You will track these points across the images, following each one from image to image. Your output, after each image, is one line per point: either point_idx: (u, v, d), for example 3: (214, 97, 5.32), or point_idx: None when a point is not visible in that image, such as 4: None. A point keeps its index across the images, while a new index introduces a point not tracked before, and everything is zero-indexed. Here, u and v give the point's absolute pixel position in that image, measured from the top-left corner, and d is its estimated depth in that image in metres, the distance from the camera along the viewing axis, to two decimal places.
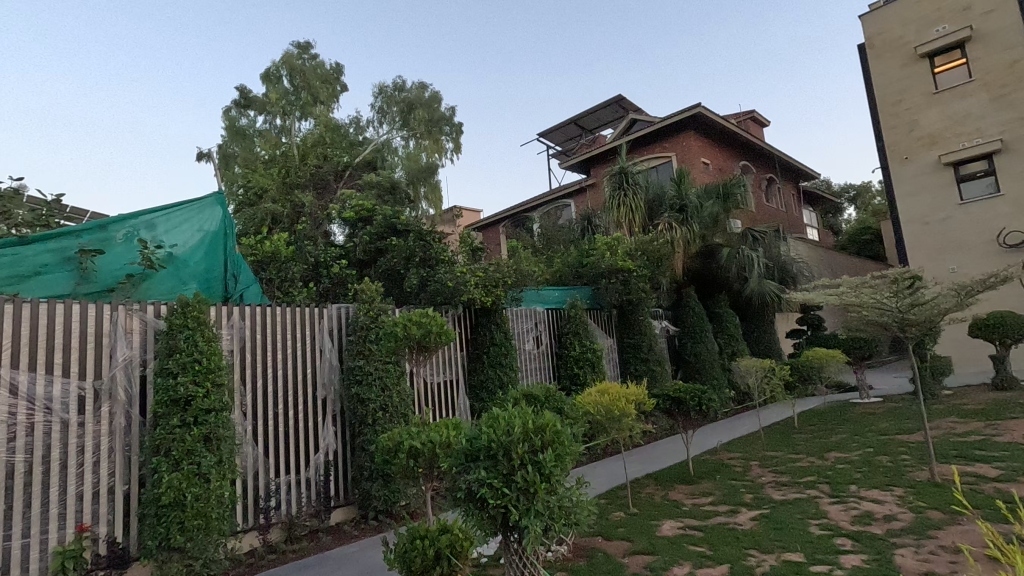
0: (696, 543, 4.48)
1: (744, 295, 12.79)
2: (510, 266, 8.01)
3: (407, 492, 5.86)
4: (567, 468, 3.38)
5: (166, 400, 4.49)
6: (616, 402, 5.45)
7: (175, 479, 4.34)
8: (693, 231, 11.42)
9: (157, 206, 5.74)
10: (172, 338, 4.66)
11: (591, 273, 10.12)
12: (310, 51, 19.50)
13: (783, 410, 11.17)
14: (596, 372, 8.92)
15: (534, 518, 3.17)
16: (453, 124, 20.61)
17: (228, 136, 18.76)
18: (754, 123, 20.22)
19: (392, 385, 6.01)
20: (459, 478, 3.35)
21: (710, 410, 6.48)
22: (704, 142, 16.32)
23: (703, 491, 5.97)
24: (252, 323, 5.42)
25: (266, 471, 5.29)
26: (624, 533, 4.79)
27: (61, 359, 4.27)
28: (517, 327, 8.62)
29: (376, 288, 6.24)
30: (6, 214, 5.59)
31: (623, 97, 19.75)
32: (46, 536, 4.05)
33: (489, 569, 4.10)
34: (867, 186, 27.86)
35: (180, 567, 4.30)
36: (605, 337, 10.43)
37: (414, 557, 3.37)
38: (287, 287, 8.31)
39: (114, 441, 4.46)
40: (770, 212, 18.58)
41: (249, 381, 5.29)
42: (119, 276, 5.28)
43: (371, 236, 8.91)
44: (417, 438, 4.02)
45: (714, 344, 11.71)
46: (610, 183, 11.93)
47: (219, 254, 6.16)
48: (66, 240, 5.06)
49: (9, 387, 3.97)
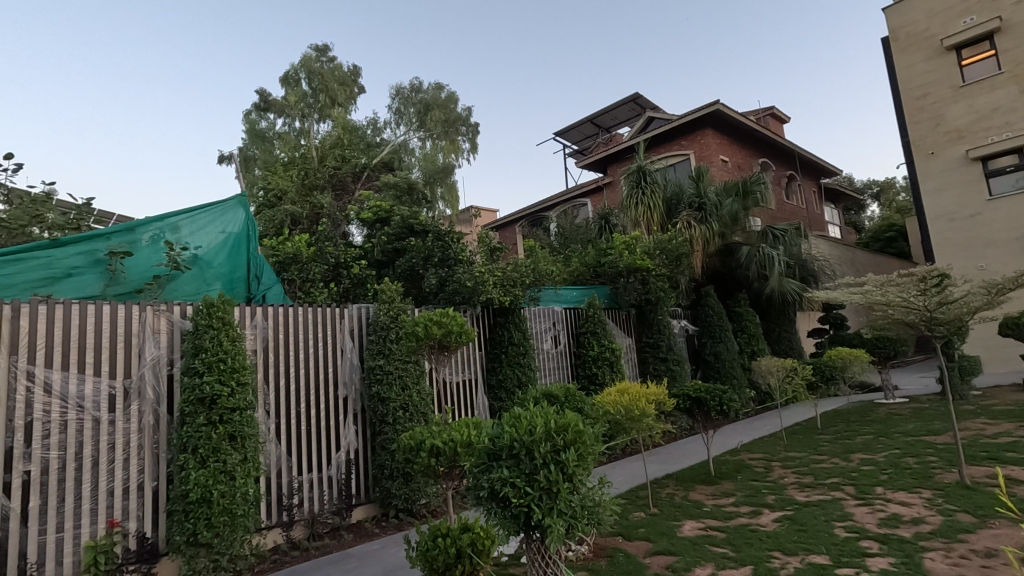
0: (718, 544, 4.44)
1: (764, 294, 12.63)
2: (528, 265, 8.03)
3: (427, 490, 5.92)
4: (589, 468, 3.38)
5: (192, 399, 4.58)
6: (636, 402, 5.42)
7: (202, 476, 4.42)
8: (711, 229, 11.34)
9: (182, 209, 5.86)
10: (198, 338, 4.74)
11: (609, 272, 10.08)
12: (328, 53, 19.72)
13: (805, 410, 11.01)
14: (614, 371, 8.88)
15: (557, 518, 3.16)
16: (470, 125, 20.68)
17: (249, 139, 19.08)
18: (774, 119, 19.95)
19: (412, 384, 6.07)
20: (482, 477, 3.36)
21: (731, 411, 6.42)
22: (722, 139, 16.15)
23: (724, 492, 5.92)
24: (275, 322, 5.50)
25: (289, 469, 5.37)
26: (645, 533, 4.77)
27: (92, 359, 4.39)
28: (536, 327, 8.61)
29: (396, 288, 6.30)
30: (39, 218, 5.74)
31: (640, 95, 19.64)
32: (78, 531, 4.16)
33: (510, 568, 4.12)
34: (891, 182, 27.33)
35: (208, 562, 4.39)
36: (623, 337, 10.38)
37: (437, 555, 3.41)
38: (309, 287, 8.43)
39: (143, 439, 4.57)
40: (791, 210, 18.31)
41: (272, 381, 5.38)
42: (147, 276, 5.41)
43: (388, 237, 9.25)
44: (438, 438, 4.06)
45: (734, 343, 11.58)
46: (628, 182, 11.86)
47: (242, 255, 6.28)
48: (96, 242, 5.19)
49: (43, 386, 4.09)
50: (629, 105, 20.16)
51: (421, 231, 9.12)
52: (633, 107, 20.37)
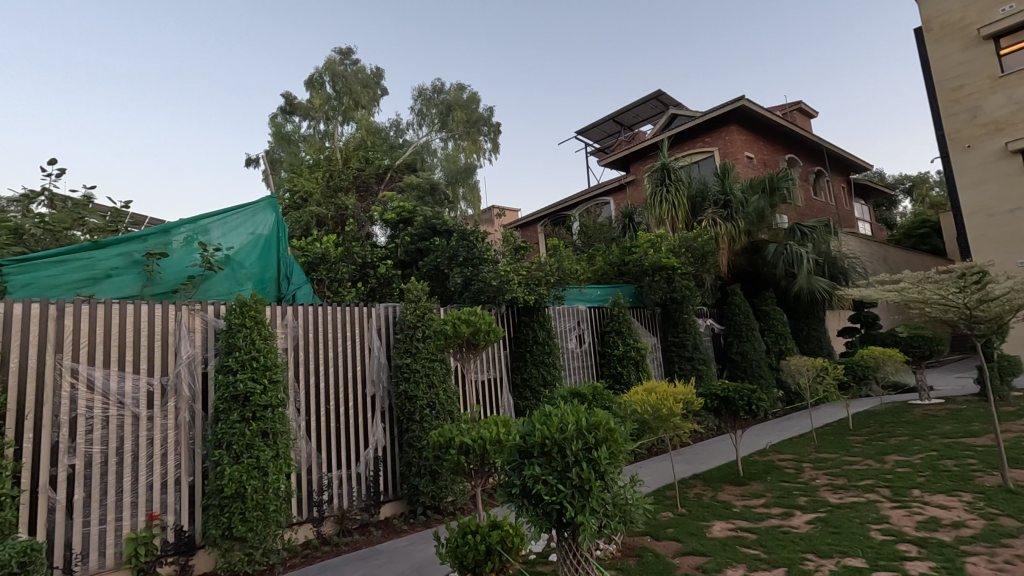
0: (749, 545, 4.39)
1: (792, 292, 12.40)
2: (552, 263, 8.03)
3: (454, 488, 5.96)
4: (621, 465, 3.38)
5: (226, 396, 4.69)
6: (664, 401, 5.38)
7: (236, 471, 4.54)
8: (737, 227, 11.17)
9: (215, 210, 5.99)
10: (232, 336, 4.86)
11: (634, 271, 10.00)
12: (352, 56, 20.00)
13: (837, 410, 10.80)
14: (639, 371, 8.83)
15: (590, 515, 3.16)
16: (491, 125, 20.70)
17: (275, 142, 19.43)
18: (801, 114, 19.58)
19: (439, 382, 6.12)
20: (514, 474, 3.37)
21: (760, 410, 6.32)
22: (748, 135, 15.90)
23: (753, 493, 5.83)
24: (305, 321, 5.60)
25: (319, 466, 5.46)
26: (673, 533, 4.73)
27: (132, 356, 4.52)
28: (560, 326, 8.58)
29: (422, 287, 6.36)
30: (81, 221, 6.03)
31: (662, 92, 19.43)
32: (120, 523, 4.29)
33: (538, 566, 4.13)
34: (924, 177, 26.55)
35: (242, 556, 4.50)
36: (648, 336, 10.31)
37: (466, 552, 3.44)
38: (337, 286, 8.57)
39: (180, 434, 4.70)
40: (818, 207, 17.94)
41: (302, 379, 5.48)
42: (182, 277, 5.56)
43: (411, 237, 9.39)
44: (468, 435, 4.09)
45: (761, 342, 11.41)
46: (651, 179, 11.74)
47: (272, 256, 6.42)
48: (134, 244, 5.34)
49: (86, 382, 4.23)
50: (652, 102, 19.97)
51: (445, 231, 9.22)
52: (656, 104, 20.17)
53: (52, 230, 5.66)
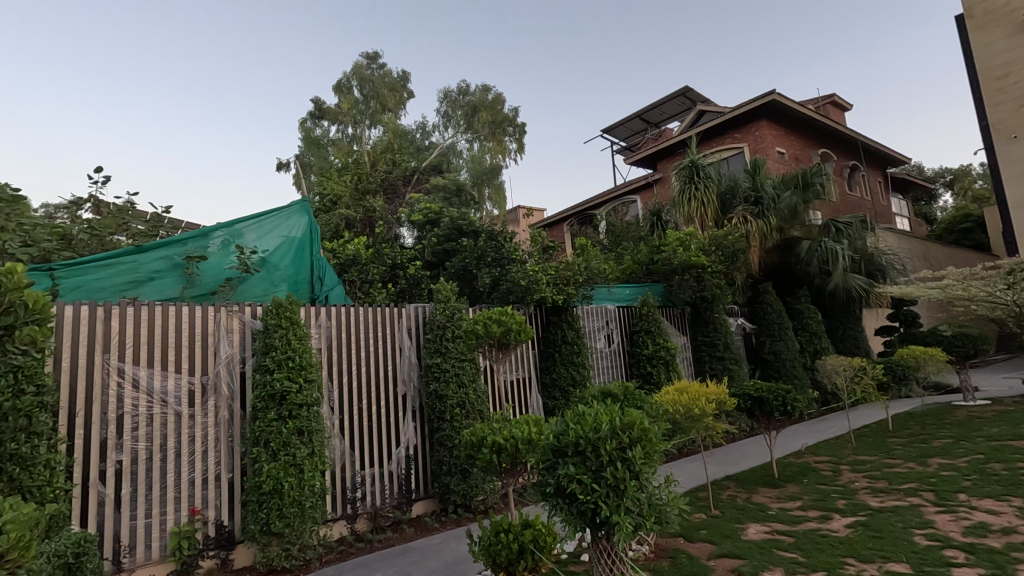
0: (787, 549, 4.30)
1: (827, 290, 12.09)
2: (580, 263, 7.99)
3: (485, 487, 6.00)
4: (656, 465, 3.36)
5: (264, 395, 4.82)
6: (697, 401, 5.31)
7: (274, 468, 4.66)
8: (769, 224, 10.95)
9: (250, 214, 6.15)
10: (269, 336, 4.99)
11: (663, 270, 9.87)
12: (378, 60, 20.26)
13: (876, 410, 10.53)
14: (670, 371, 8.74)
15: (625, 515, 3.15)
16: (517, 125, 20.63)
17: (304, 146, 19.79)
18: (834, 107, 19.06)
19: (469, 382, 6.16)
20: (548, 473, 3.37)
21: (796, 411, 6.18)
22: (779, 130, 15.55)
23: (790, 495, 5.71)
24: (338, 321, 5.72)
25: (352, 464, 5.56)
26: (707, 535, 4.66)
27: (173, 356, 4.68)
28: (589, 325, 8.54)
29: (451, 287, 6.41)
30: (126, 226, 6.28)
31: (690, 88, 19.14)
32: (164, 517, 4.44)
33: (571, 566, 4.12)
34: (966, 169, 25.55)
35: (280, 551, 4.61)
36: (678, 335, 10.20)
37: (499, 550, 3.45)
38: (368, 287, 8.69)
39: (220, 432, 4.84)
40: (854, 202, 17.45)
41: (335, 379, 5.59)
42: (220, 280, 5.73)
43: (438, 238, 9.49)
44: (500, 434, 4.10)
45: (794, 342, 11.16)
46: (680, 177, 11.56)
47: (305, 259, 6.58)
48: (175, 248, 5.51)
49: (131, 381, 4.39)
50: (680, 99, 19.68)
51: (472, 232, 9.27)
52: (683, 100, 19.89)
53: (98, 235, 5.90)
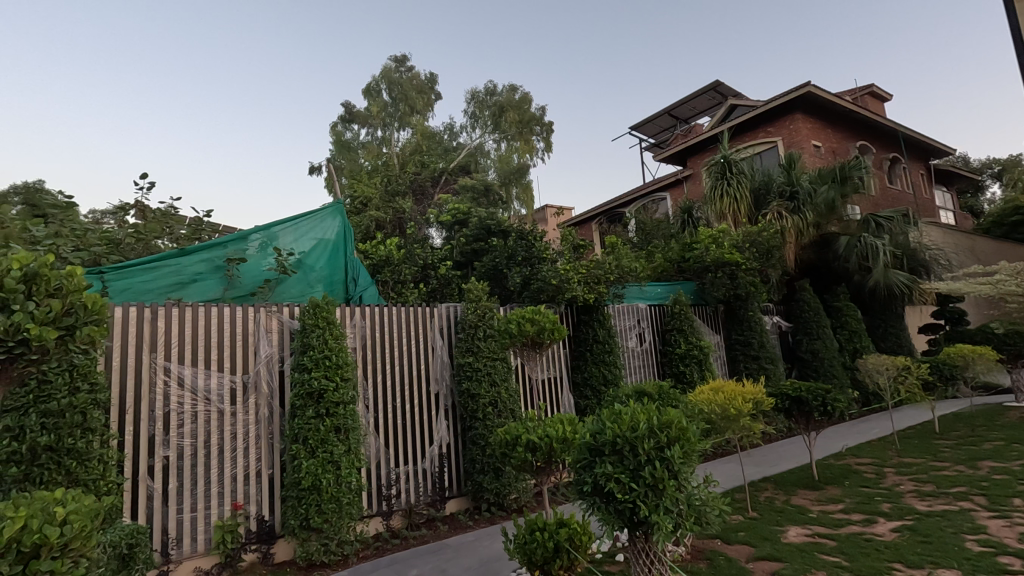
0: (829, 552, 4.18)
1: (867, 287, 11.73)
2: (611, 261, 7.93)
3: (518, 486, 6.02)
4: (694, 465, 3.33)
5: (302, 393, 4.94)
6: (733, 401, 5.23)
7: (313, 464, 4.78)
8: (805, 219, 10.66)
9: (286, 217, 6.31)
10: (306, 336, 5.11)
11: (695, 267, 9.73)
12: (406, 63, 20.46)
13: (921, 410, 10.19)
14: (703, 370, 8.62)
15: (664, 515, 3.11)
16: (544, 124, 20.55)
17: (335, 149, 20.15)
18: (873, 98, 18.45)
19: (500, 381, 6.20)
20: (584, 472, 3.37)
21: (837, 411, 6.01)
22: (814, 123, 15.13)
23: (831, 498, 5.56)
24: (372, 321, 5.82)
25: (387, 461, 5.65)
26: (745, 537, 4.57)
27: (216, 355, 4.84)
28: (620, 324, 8.48)
29: (482, 287, 6.44)
30: (171, 230, 6.52)
31: (721, 82, 18.78)
32: (208, 512, 4.59)
33: (606, 565, 4.11)
34: (1016, 160, 24.38)
35: (319, 546, 4.72)
36: (711, 334, 10.04)
37: (535, 548, 3.46)
38: (400, 287, 8.81)
39: (260, 429, 4.98)
40: (894, 196, 16.88)
41: (370, 377, 5.70)
42: (260, 281, 5.91)
43: (467, 238, 9.56)
44: (534, 433, 4.11)
45: (833, 340, 10.86)
46: (712, 173, 11.35)
47: (340, 260, 6.71)
48: (216, 250, 5.69)
49: (177, 379, 4.56)
50: (710, 93, 19.33)
51: (501, 232, 9.26)
52: (714, 95, 19.51)
53: (144, 239, 6.13)
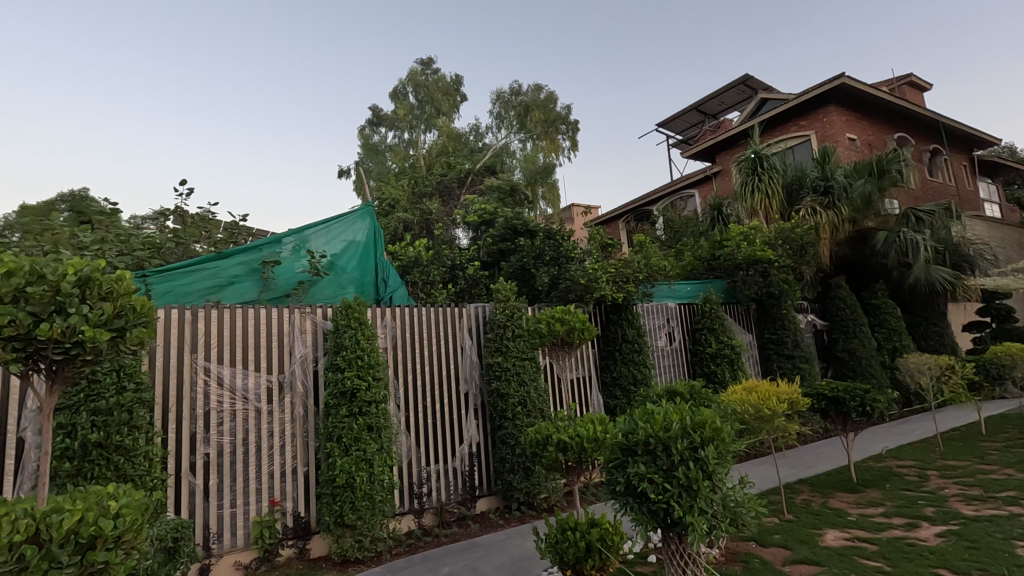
0: (869, 557, 4.07)
1: (907, 283, 11.35)
2: (639, 260, 7.84)
3: (548, 485, 6.05)
4: (729, 465, 3.28)
5: (336, 393, 5.05)
6: (767, 401, 5.13)
7: (347, 462, 4.88)
8: (840, 214, 10.38)
9: (318, 221, 6.45)
10: (339, 336, 5.22)
11: (725, 265, 9.58)
12: (432, 66, 20.64)
13: (966, 411, 9.82)
14: (735, 370, 8.48)
15: (698, 516, 3.08)
16: (570, 123, 20.47)
17: (363, 153, 20.52)
18: (911, 88, 17.82)
19: (530, 381, 6.22)
20: (616, 471, 3.36)
21: (876, 411, 5.83)
22: (849, 115, 14.69)
23: (871, 501, 5.41)
24: (402, 321, 5.91)
25: (418, 460, 5.73)
26: (780, 540, 4.48)
27: (253, 355, 4.98)
28: (649, 324, 8.40)
29: (511, 287, 6.45)
30: (209, 234, 6.74)
31: (750, 76, 18.40)
32: (247, 508, 4.72)
33: (638, 566, 4.08)
34: None
35: (353, 542, 4.82)
36: (743, 333, 9.89)
37: (566, 548, 3.47)
38: (429, 288, 8.92)
39: (296, 428, 5.10)
40: (935, 188, 16.28)
41: (400, 376, 5.79)
42: (294, 283, 6.06)
43: (493, 238, 9.52)
44: (565, 432, 4.11)
45: (871, 339, 10.55)
46: (742, 169, 11.13)
47: (370, 262, 6.83)
48: (252, 253, 5.85)
49: (216, 379, 4.71)
50: (740, 87, 18.96)
51: (527, 232, 9.20)
52: (744, 89, 19.13)
53: (183, 244, 6.35)
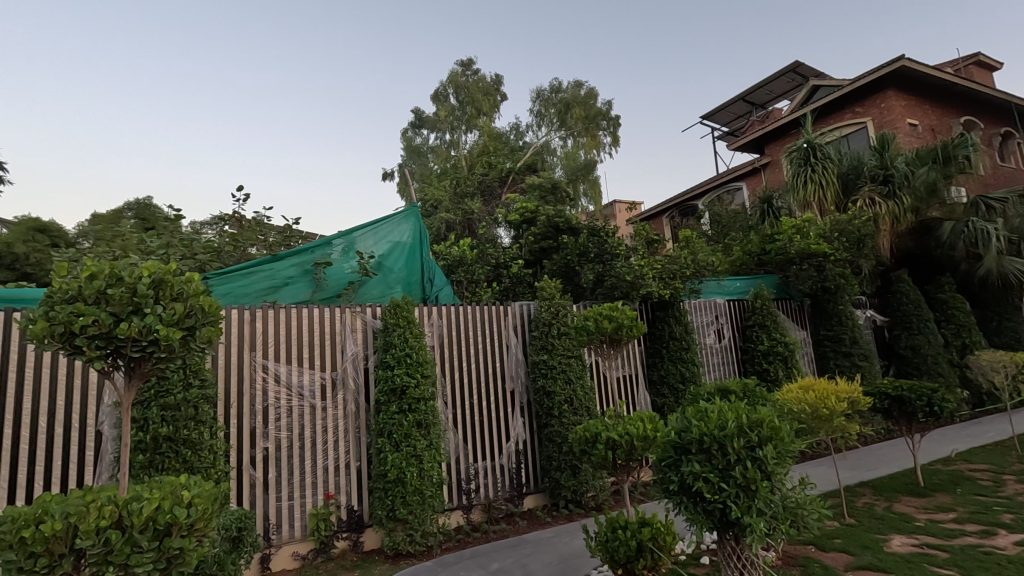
0: (941, 564, 3.86)
1: (976, 276, 10.66)
2: (686, 256, 7.68)
3: (596, 483, 6.01)
4: (788, 466, 3.18)
5: (386, 390, 5.17)
6: (826, 400, 4.93)
7: (398, 458, 5.00)
8: (901, 204, 9.85)
9: (366, 223, 6.60)
10: (389, 334, 5.34)
11: (777, 260, 9.26)
12: (473, 67, 20.76)
13: None
14: (789, 368, 8.19)
15: (757, 517, 2.99)
16: (611, 118, 20.25)
17: (406, 155, 20.98)
18: (979, 68, 16.72)
19: (576, 378, 6.20)
20: (671, 470, 3.30)
21: (945, 412, 5.50)
22: (910, 99, 13.92)
23: (941, 506, 5.12)
24: (448, 320, 6.00)
25: (466, 456, 5.80)
26: (842, 545, 4.29)
27: (308, 353, 5.16)
28: (697, 321, 8.23)
29: (555, 284, 6.43)
30: (264, 237, 7.03)
31: (800, 63, 17.69)
32: (304, 501, 4.91)
33: (691, 568, 4.00)
34: None
35: (404, 536, 4.92)
36: (796, 330, 9.55)
37: (617, 546, 3.44)
38: (474, 287, 9.01)
39: (349, 424, 5.26)
40: (1007, 174, 15.24)
41: (448, 374, 5.88)
42: (344, 283, 6.24)
43: (535, 236, 9.48)
44: (614, 430, 4.06)
45: (938, 335, 9.97)
46: (794, 160, 10.70)
47: (417, 262, 6.96)
48: (304, 255, 6.05)
49: (274, 376, 4.91)
50: (789, 75, 18.25)
51: (570, 229, 9.12)
52: (794, 76, 18.40)
53: (240, 247, 6.64)
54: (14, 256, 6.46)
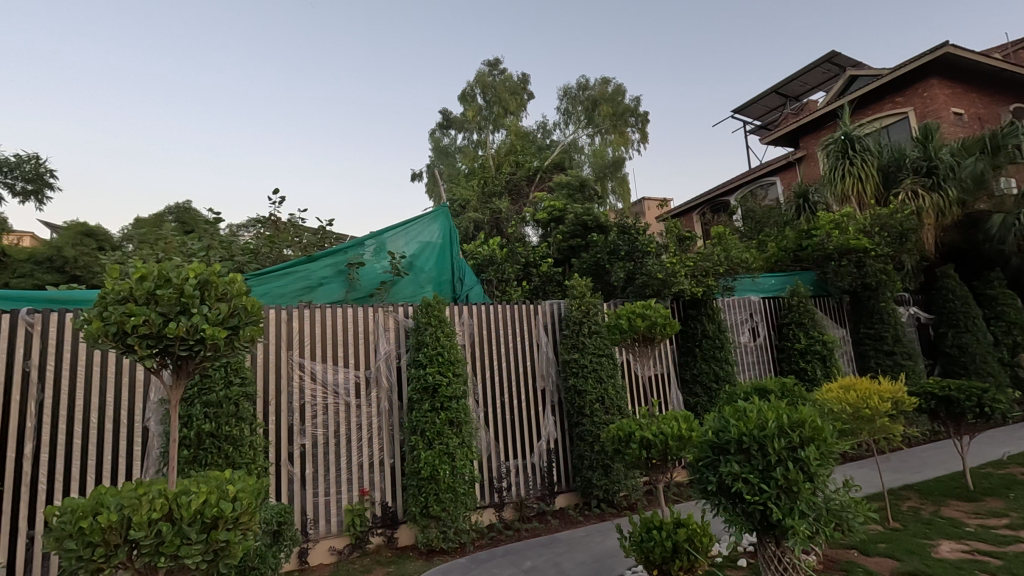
0: (993, 572, 3.71)
1: None
2: (719, 253, 7.54)
3: (628, 482, 5.97)
4: (831, 467, 3.10)
5: (419, 388, 5.23)
6: (868, 400, 4.79)
7: (430, 455, 5.05)
8: (946, 197, 9.48)
9: (397, 223, 6.69)
10: (421, 333, 5.39)
11: (814, 256, 9.02)
12: (500, 66, 20.80)
13: None
14: (827, 367, 7.96)
15: (799, 519, 2.92)
16: (640, 115, 20.04)
17: (434, 156, 21.17)
18: None
19: (607, 377, 6.16)
20: (708, 470, 3.25)
21: (996, 413, 5.27)
22: (954, 87, 13.36)
23: (992, 511, 4.91)
24: (479, 319, 6.03)
25: (498, 455, 5.82)
26: (886, 550, 4.16)
27: (343, 352, 5.26)
28: (730, 319, 8.08)
29: (586, 283, 6.40)
30: (299, 238, 7.19)
31: (837, 53, 17.17)
32: (340, 497, 5.01)
33: (727, 569, 3.94)
34: None
35: (437, 533, 4.97)
36: (835, 328, 9.28)
37: (653, 547, 3.41)
38: (504, 286, 9.03)
39: (382, 421, 5.34)
40: None
41: (479, 373, 5.91)
42: (376, 283, 6.34)
43: (564, 235, 9.44)
44: (648, 430, 4.01)
45: (986, 332, 9.56)
46: (831, 153, 10.39)
47: (447, 262, 7.01)
48: (338, 256, 6.17)
49: (310, 374, 5.02)
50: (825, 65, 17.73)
51: (600, 228, 9.06)
52: (830, 67, 17.88)
53: (276, 248, 6.80)
54: (64, 259, 6.77)
